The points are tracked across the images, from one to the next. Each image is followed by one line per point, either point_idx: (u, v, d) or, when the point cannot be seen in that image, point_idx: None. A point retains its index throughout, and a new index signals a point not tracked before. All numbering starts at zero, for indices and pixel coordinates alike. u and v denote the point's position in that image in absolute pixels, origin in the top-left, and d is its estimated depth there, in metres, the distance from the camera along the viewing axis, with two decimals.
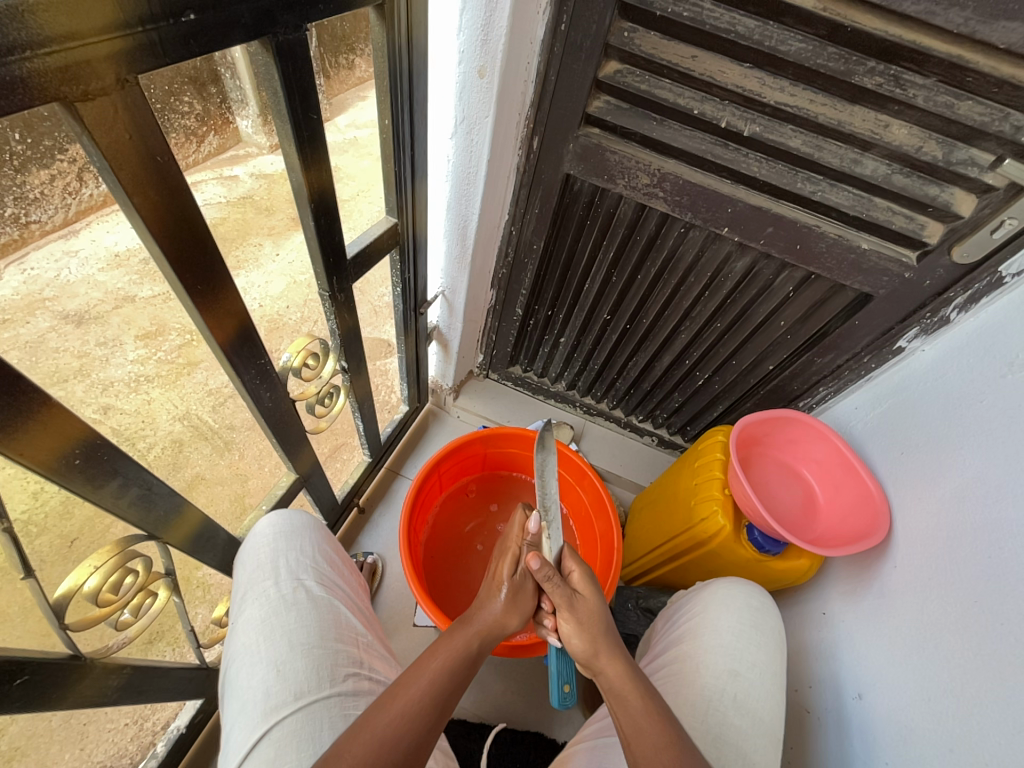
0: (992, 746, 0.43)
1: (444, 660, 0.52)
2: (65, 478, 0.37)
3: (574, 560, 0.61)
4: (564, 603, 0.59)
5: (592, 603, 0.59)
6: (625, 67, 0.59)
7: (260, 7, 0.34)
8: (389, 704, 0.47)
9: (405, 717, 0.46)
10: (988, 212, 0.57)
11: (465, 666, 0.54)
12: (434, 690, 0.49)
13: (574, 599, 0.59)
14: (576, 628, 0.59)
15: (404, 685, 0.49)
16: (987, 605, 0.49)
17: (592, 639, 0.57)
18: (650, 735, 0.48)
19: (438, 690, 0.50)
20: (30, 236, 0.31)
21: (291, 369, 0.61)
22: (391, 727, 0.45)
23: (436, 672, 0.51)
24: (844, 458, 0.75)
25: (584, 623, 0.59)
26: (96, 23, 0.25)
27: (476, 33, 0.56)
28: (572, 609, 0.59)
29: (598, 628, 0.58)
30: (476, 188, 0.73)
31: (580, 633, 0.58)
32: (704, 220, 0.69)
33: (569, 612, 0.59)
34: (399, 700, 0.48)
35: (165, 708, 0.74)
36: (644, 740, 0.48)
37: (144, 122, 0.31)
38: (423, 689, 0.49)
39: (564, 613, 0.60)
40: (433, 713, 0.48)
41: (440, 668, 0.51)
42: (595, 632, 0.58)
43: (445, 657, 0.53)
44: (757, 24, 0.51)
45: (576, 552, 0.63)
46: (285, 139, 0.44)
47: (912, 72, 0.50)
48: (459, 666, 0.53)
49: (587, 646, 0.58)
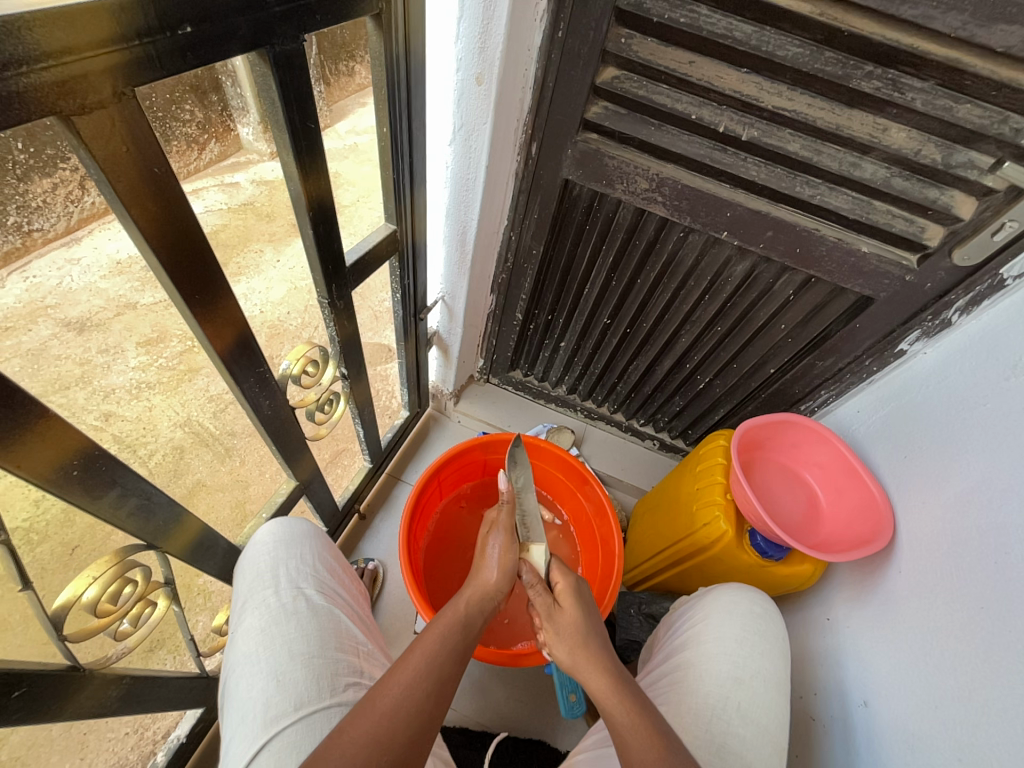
0: (999, 755, 0.43)
1: (442, 634, 0.52)
2: (63, 488, 0.37)
3: (558, 570, 0.63)
4: (545, 613, 0.61)
5: (575, 613, 0.60)
6: (623, 73, 0.59)
7: (257, 18, 0.34)
8: (391, 680, 0.47)
9: (410, 691, 0.46)
10: (989, 215, 0.57)
11: (464, 638, 0.53)
12: (435, 664, 0.49)
13: (555, 610, 0.60)
14: (558, 636, 0.59)
15: (405, 659, 0.49)
16: (993, 613, 0.48)
17: (571, 647, 0.57)
18: (641, 749, 0.48)
19: (440, 664, 0.49)
20: (32, 245, 0.31)
21: (290, 376, 0.61)
22: (396, 700, 0.45)
23: (434, 645, 0.51)
24: (847, 462, 0.74)
25: (563, 634, 0.59)
26: (94, 37, 0.25)
27: (474, 40, 0.57)
28: (551, 618, 0.60)
29: (578, 636, 0.58)
30: (475, 194, 0.73)
31: (561, 643, 0.59)
32: (704, 225, 0.69)
33: (550, 623, 0.60)
34: (401, 674, 0.47)
35: (165, 717, 0.73)
36: (636, 752, 0.48)
37: (139, 132, 0.31)
38: (425, 663, 0.49)
39: (546, 625, 0.61)
40: (435, 685, 0.47)
41: (437, 641, 0.51)
42: (574, 642, 0.57)
43: (443, 629, 0.53)
44: (754, 30, 0.51)
45: (563, 563, 0.65)
46: (283, 148, 0.44)
47: (911, 76, 0.50)
48: (456, 637, 0.53)
49: (570, 654, 0.57)
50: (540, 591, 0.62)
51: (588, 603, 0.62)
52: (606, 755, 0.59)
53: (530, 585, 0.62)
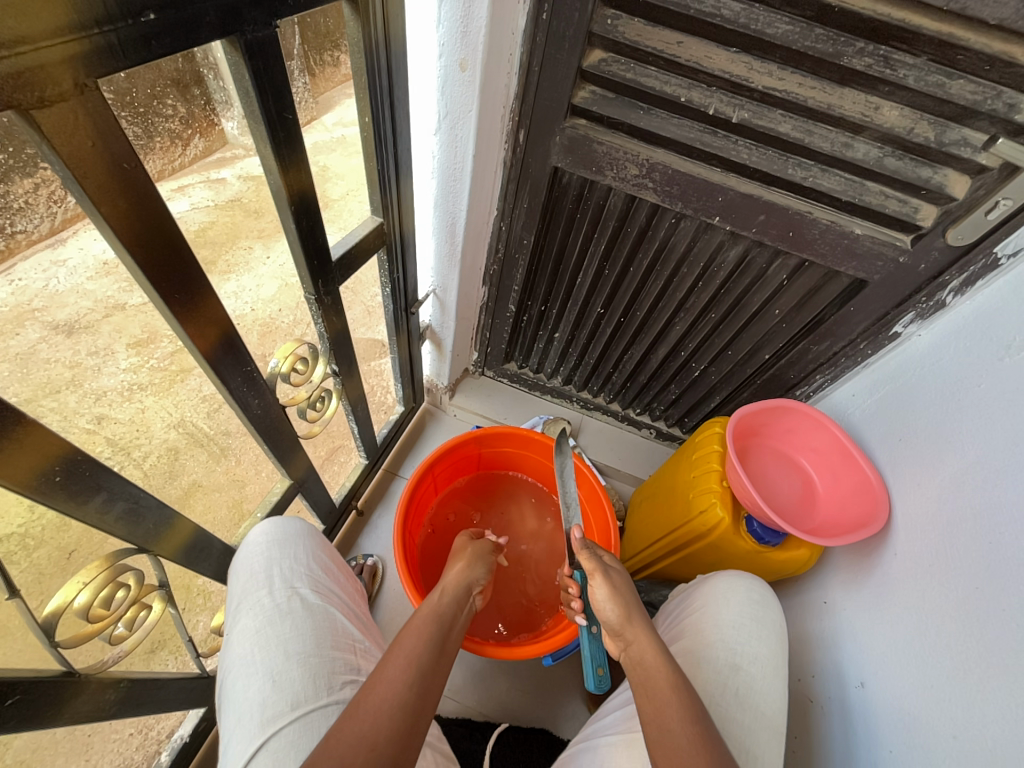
0: (995, 733, 0.43)
1: (420, 635, 0.53)
2: (48, 495, 0.37)
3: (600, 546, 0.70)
4: (600, 568, 0.64)
5: (617, 580, 0.64)
6: (609, 55, 0.58)
7: (225, 4, 0.33)
8: (375, 684, 0.46)
9: (395, 692, 0.45)
10: (982, 193, 0.56)
11: (441, 643, 0.54)
12: (416, 661, 0.49)
13: (610, 570, 0.65)
14: (611, 591, 0.62)
15: (382, 664, 0.49)
16: (986, 592, 0.48)
17: (626, 604, 0.61)
18: (676, 710, 0.49)
19: (425, 664, 0.49)
20: (17, 247, 0.30)
21: (279, 375, 0.59)
22: (382, 699, 0.45)
23: (414, 647, 0.51)
24: (843, 446, 0.74)
25: (617, 591, 0.62)
26: (50, 25, 0.24)
27: (456, 25, 0.55)
28: (606, 573, 0.64)
29: (631, 598, 0.62)
30: (463, 185, 0.72)
31: (613, 601, 0.62)
32: (695, 210, 0.68)
33: (605, 577, 0.63)
34: (382, 677, 0.47)
35: (170, 717, 0.73)
36: (669, 713, 0.49)
37: (107, 127, 0.30)
38: (406, 664, 0.49)
39: (598, 581, 0.64)
40: (418, 683, 0.47)
41: (416, 641, 0.52)
42: (627, 598, 0.62)
43: (418, 632, 0.53)
44: (742, 8, 0.50)
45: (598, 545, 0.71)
46: (261, 142, 0.43)
47: (902, 52, 0.49)
48: (435, 640, 0.53)
49: (620, 619, 0.60)
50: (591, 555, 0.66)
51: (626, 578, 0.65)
52: (601, 745, 0.59)
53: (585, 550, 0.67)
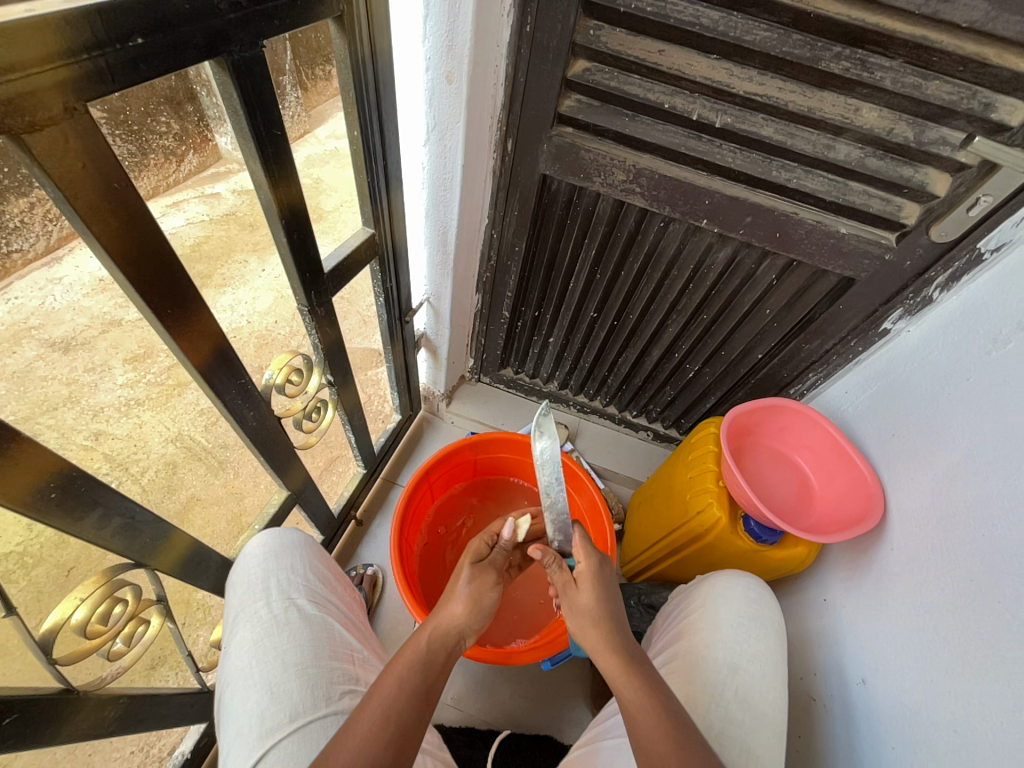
0: (994, 728, 0.43)
1: (399, 674, 0.50)
2: (43, 512, 0.37)
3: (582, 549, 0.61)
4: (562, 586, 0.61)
5: (589, 598, 0.59)
6: (593, 65, 0.59)
7: (211, 26, 0.33)
8: (349, 736, 0.45)
9: (366, 746, 0.44)
10: (963, 190, 0.57)
11: (426, 679, 0.51)
12: (394, 707, 0.47)
13: (570, 586, 0.61)
14: (570, 611, 0.60)
15: (360, 711, 0.47)
16: (982, 585, 0.49)
17: (583, 625, 0.59)
18: (650, 728, 0.49)
19: (403, 708, 0.47)
20: (13, 267, 0.31)
21: (274, 386, 0.60)
22: (354, 755, 0.43)
23: (392, 689, 0.49)
24: (837, 443, 0.74)
25: (576, 610, 0.60)
26: (40, 52, 0.25)
27: (441, 40, 0.56)
28: (567, 593, 0.61)
29: (591, 617, 0.58)
30: (453, 195, 0.73)
31: (575, 617, 0.60)
32: (683, 213, 0.69)
33: (567, 593, 0.61)
34: (356, 730, 0.45)
35: (171, 733, 0.73)
36: (645, 731, 0.49)
37: (97, 147, 0.30)
38: (384, 711, 0.47)
39: (562, 597, 0.62)
40: (394, 734, 0.46)
41: (394, 682, 0.49)
42: (586, 619, 0.58)
43: (399, 671, 0.51)
44: (720, 16, 0.51)
45: (586, 540, 0.62)
46: (250, 158, 0.43)
47: (878, 55, 0.50)
48: (417, 678, 0.51)
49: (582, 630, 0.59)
50: (558, 570, 0.61)
51: (608, 574, 0.61)
52: (604, 748, 0.59)
53: (550, 563, 0.62)
